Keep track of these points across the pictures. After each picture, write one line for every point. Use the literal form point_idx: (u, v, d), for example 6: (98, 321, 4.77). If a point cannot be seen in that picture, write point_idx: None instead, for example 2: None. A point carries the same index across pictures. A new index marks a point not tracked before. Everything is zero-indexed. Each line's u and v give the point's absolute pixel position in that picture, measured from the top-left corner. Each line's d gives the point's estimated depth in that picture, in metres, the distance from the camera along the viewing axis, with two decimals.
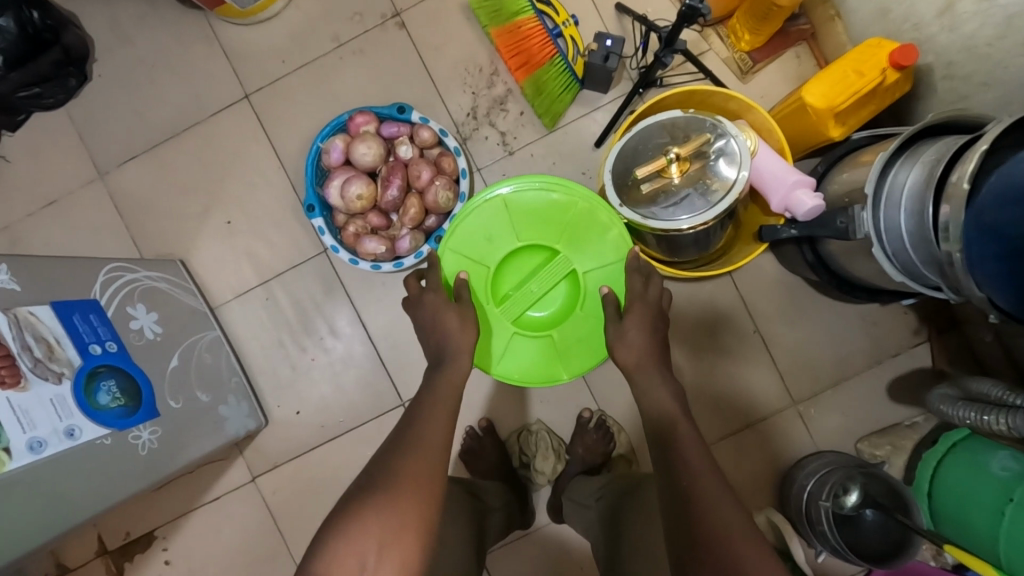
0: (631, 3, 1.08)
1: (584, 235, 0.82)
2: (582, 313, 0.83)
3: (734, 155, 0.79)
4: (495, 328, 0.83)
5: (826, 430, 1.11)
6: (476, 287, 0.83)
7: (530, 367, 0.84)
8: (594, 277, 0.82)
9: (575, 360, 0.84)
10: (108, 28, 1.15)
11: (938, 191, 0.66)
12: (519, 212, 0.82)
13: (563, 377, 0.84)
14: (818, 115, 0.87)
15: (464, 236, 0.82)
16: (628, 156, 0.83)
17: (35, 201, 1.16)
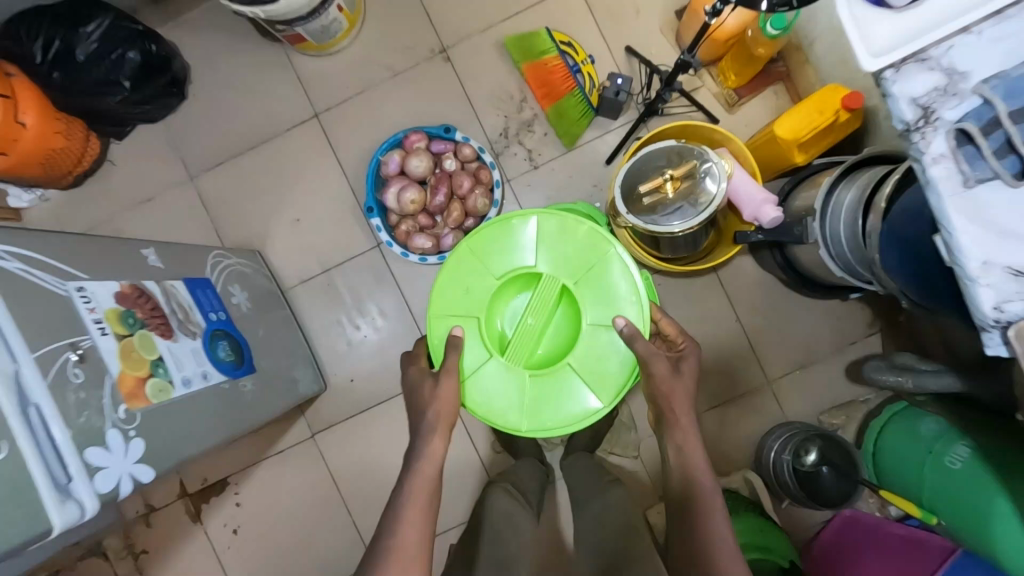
0: (638, 45, 1.31)
1: (560, 256, 0.89)
2: (588, 331, 0.87)
3: (717, 175, 1.00)
4: (507, 381, 0.87)
5: (794, 404, 1.32)
6: (477, 347, 0.88)
7: (561, 408, 0.86)
8: (587, 291, 0.88)
9: (604, 384, 0.87)
10: (199, 53, 1.36)
11: (864, 206, 0.89)
12: (486, 262, 0.90)
13: (599, 402, 0.87)
14: (786, 145, 1.09)
15: (444, 296, 0.89)
16: (632, 175, 1.05)
17: (135, 198, 1.38)
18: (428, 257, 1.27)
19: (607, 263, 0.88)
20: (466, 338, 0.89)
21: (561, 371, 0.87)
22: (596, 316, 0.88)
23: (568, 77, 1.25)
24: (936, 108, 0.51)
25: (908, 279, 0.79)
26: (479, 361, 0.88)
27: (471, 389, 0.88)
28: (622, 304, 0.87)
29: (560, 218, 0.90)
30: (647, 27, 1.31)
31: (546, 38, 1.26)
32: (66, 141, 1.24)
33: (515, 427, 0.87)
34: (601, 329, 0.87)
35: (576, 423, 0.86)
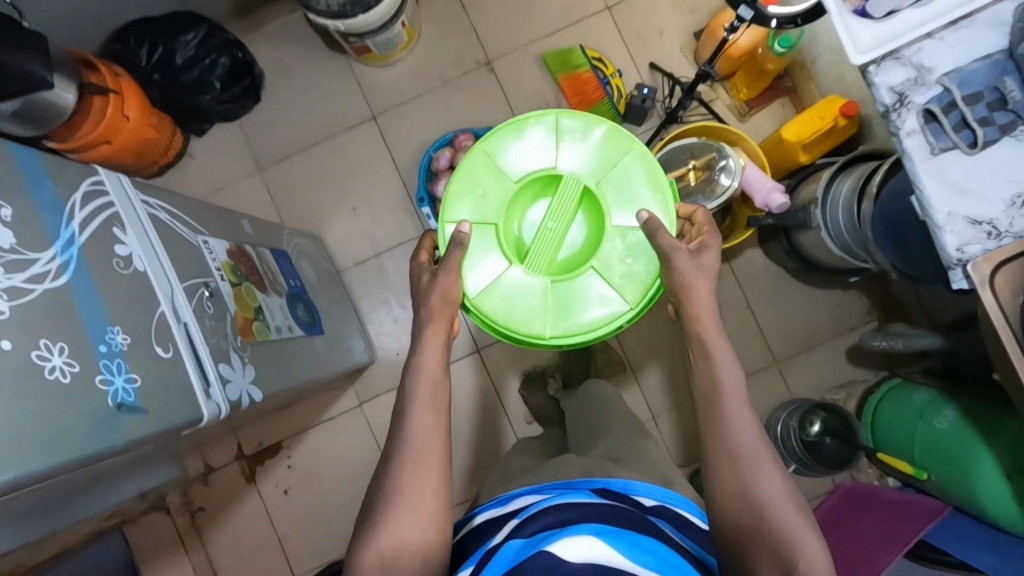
0: (661, 62, 1.49)
1: (579, 157, 0.92)
2: (612, 231, 0.90)
3: (732, 170, 1.15)
4: (530, 284, 0.90)
5: (800, 383, 1.45)
6: (501, 247, 0.90)
7: (585, 309, 0.90)
8: (606, 191, 0.91)
9: (627, 285, 0.90)
10: (274, 62, 1.54)
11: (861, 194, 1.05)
12: (505, 163, 0.92)
13: (624, 304, 0.90)
14: (791, 147, 1.26)
15: (462, 199, 0.92)
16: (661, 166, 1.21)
17: (211, 187, 1.55)
18: None
19: (627, 165, 0.92)
20: (488, 239, 0.91)
21: (586, 272, 0.90)
22: (619, 216, 0.91)
23: (599, 88, 1.42)
24: (909, 95, 0.67)
25: (896, 250, 0.95)
26: (501, 262, 0.90)
27: (494, 293, 0.90)
28: (644, 205, 0.91)
29: (580, 119, 0.93)
30: (669, 46, 1.49)
31: (580, 54, 1.45)
32: (156, 134, 1.41)
33: (538, 331, 0.90)
34: (625, 229, 0.91)
35: (599, 326, 0.90)
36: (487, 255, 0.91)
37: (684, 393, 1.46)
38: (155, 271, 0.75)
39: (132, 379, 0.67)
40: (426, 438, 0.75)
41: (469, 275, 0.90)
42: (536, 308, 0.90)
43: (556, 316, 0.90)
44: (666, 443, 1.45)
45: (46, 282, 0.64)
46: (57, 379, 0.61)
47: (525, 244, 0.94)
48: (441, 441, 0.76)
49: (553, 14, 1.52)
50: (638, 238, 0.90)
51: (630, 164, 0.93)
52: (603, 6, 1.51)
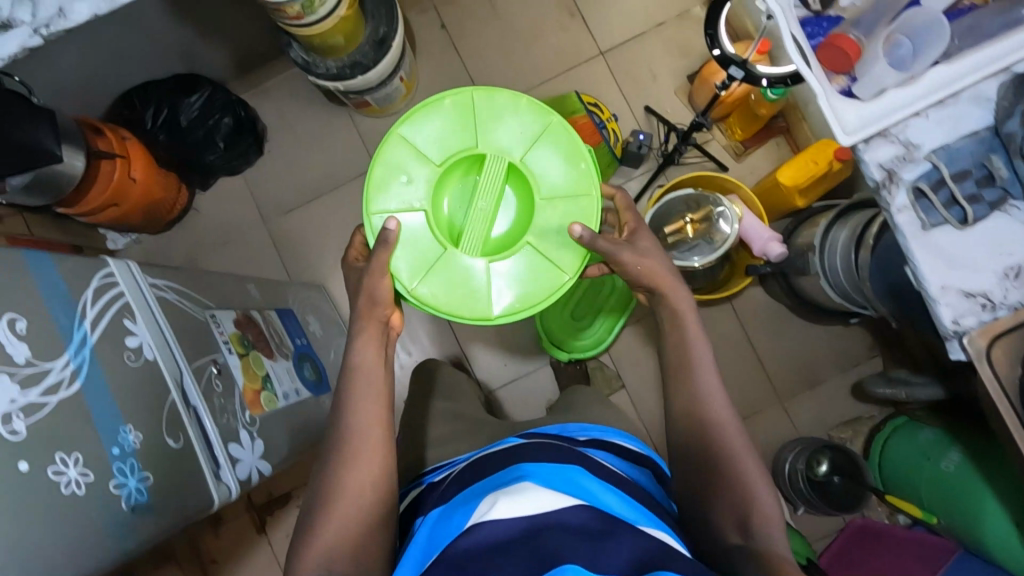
0: (655, 105, 1.51)
1: (497, 133, 0.94)
2: (541, 204, 0.94)
3: (729, 219, 1.16)
4: (467, 266, 0.93)
5: (807, 420, 1.45)
6: (434, 234, 0.92)
7: (526, 285, 0.93)
8: (529, 164, 0.94)
9: (561, 254, 0.94)
10: (276, 116, 1.58)
11: (858, 241, 1.05)
12: (424, 148, 0.94)
13: (564, 277, 0.94)
14: (788, 190, 1.28)
15: (386, 190, 0.93)
16: (659, 218, 1.21)
17: (217, 240, 1.58)
18: None
19: (545, 136, 0.95)
20: (420, 228, 0.93)
21: (523, 247, 0.93)
22: (546, 190, 0.94)
23: (595, 132, 1.41)
24: (898, 171, 0.68)
25: (893, 303, 0.96)
26: (436, 248, 0.92)
27: (433, 278, 0.93)
28: (568, 176, 0.95)
29: (492, 95, 0.95)
30: (663, 90, 1.52)
31: (575, 99, 1.45)
32: (162, 191, 1.44)
33: (483, 310, 0.93)
34: (554, 201, 0.94)
35: (541, 297, 0.94)
36: (421, 243, 0.92)
37: None
38: (166, 358, 0.77)
39: (144, 478, 0.70)
40: (372, 416, 0.83)
41: (405, 265, 0.92)
42: (478, 288, 0.93)
43: (498, 294, 0.93)
44: None
45: (61, 391, 0.65)
46: (73, 492, 0.63)
47: (458, 227, 0.96)
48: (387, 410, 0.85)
49: (550, 60, 1.55)
50: (567, 208, 0.94)
51: (549, 136, 0.95)
52: (597, 51, 1.54)
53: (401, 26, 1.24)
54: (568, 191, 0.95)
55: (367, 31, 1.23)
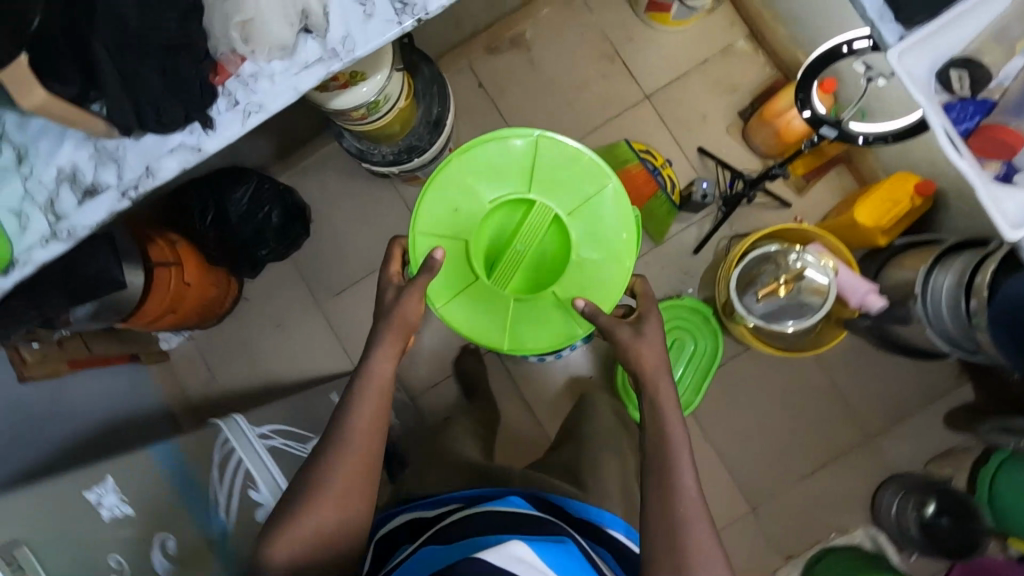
0: (708, 146, 1.47)
1: (551, 182, 0.95)
2: (574, 264, 0.96)
3: (820, 274, 1.12)
4: (489, 301, 0.96)
5: (901, 457, 1.41)
6: (465, 263, 0.95)
7: (538, 332, 0.96)
8: (576, 222, 0.95)
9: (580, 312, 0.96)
10: (319, 195, 1.54)
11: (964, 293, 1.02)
12: (480, 180, 0.96)
13: (579, 334, 0.97)
14: (868, 230, 1.23)
15: (431, 213, 0.96)
16: (746, 279, 1.19)
17: (272, 328, 1.54)
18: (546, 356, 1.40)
19: (595, 196, 0.96)
20: (454, 255, 0.95)
21: (545, 298, 0.96)
22: (584, 250, 0.96)
23: (651, 179, 1.35)
24: None
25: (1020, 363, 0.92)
26: (464, 276, 0.95)
27: (459, 305, 0.96)
28: (611, 241, 0.96)
29: (558, 143, 0.96)
30: (715, 129, 1.47)
31: (626, 148, 1.40)
32: (214, 290, 1.40)
33: (498, 343, 0.96)
34: (586, 264, 0.96)
35: (551, 347, 0.97)
36: (452, 269, 0.95)
37: (777, 476, 1.43)
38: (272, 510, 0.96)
39: None
40: (363, 439, 0.82)
41: (434, 287, 0.96)
42: (493, 324, 0.96)
43: (512, 335, 0.97)
44: (770, 533, 1.42)
45: None
46: None
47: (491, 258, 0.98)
48: (380, 438, 0.84)
49: (595, 109, 1.50)
50: (599, 273, 0.96)
51: (600, 199, 0.96)
52: (643, 96, 1.49)
53: (454, 104, 1.20)
54: (604, 253, 0.96)
55: (420, 113, 1.19)
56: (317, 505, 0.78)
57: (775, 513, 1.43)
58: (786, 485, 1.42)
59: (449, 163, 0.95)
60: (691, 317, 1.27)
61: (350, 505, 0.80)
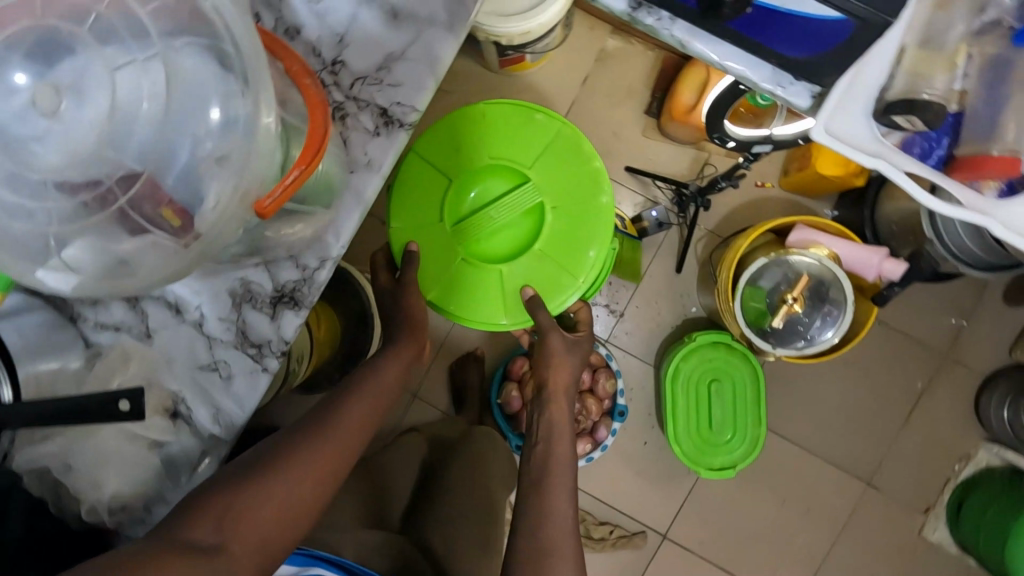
0: (632, 157, 1.33)
1: (548, 171, 0.91)
2: (533, 256, 0.90)
3: (823, 268, 1.00)
4: (440, 240, 0.90)
5: (979, 358, 1.30)
6: (439, 200, 0.91)
7: (470, 298, 0.90)
8: (555, 218, 0.90)
9: (510, 296, 0.91)
10: None
11: (995, 241, 0.89)
12: (491, 133, 0.91)
13: (502, 321, 0.91)
14: (842, 178, 1.11)
15: (433, 145, 0.92)
16: (753, 307, 1.05)
17: None
18: (593, 454, 1.27)
19: (584, 206, 0.91)
20: (432, 189, 0.91)
21: (492, 270, 0.90)
22: (548, 250, 0.90)
23: None
24: None
25: None
26: (429, 213, 0.91)
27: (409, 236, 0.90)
28: (577, 254, 0.90)
29: (578, 143, 0.91)
30: (630, 138, 1.33)
31: None
32: None
33: (423, 287, 0.90)
34: (541, 264, 0.90)
35: (476, 313, 0.91)
36: (421, 201, 0.91)
37: (871, 439, 1.32)
38: None
39: None
40: (350, 419, 0.63)
41: (399, 212, 0.91)
42: (430, 269, 0.90)
43: (445, 288, 0.90)
44: (893, 497, 1.31)
45: None
46: None
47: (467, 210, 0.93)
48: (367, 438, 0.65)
49: None
50: (550, 281, 0.91)
51: (585, 208, 0.91)
52: None
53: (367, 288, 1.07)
54: (562, 261, 0.90)
55: (342, 314, 1.07)
56: (277, 471, 0.56)
57: (889, 476, 1.31)
58: (888, 442, 1.31)
59: (465, 112, 0.92)
60: (715, 352, 1.16)
61: (318, 490, 0.57)
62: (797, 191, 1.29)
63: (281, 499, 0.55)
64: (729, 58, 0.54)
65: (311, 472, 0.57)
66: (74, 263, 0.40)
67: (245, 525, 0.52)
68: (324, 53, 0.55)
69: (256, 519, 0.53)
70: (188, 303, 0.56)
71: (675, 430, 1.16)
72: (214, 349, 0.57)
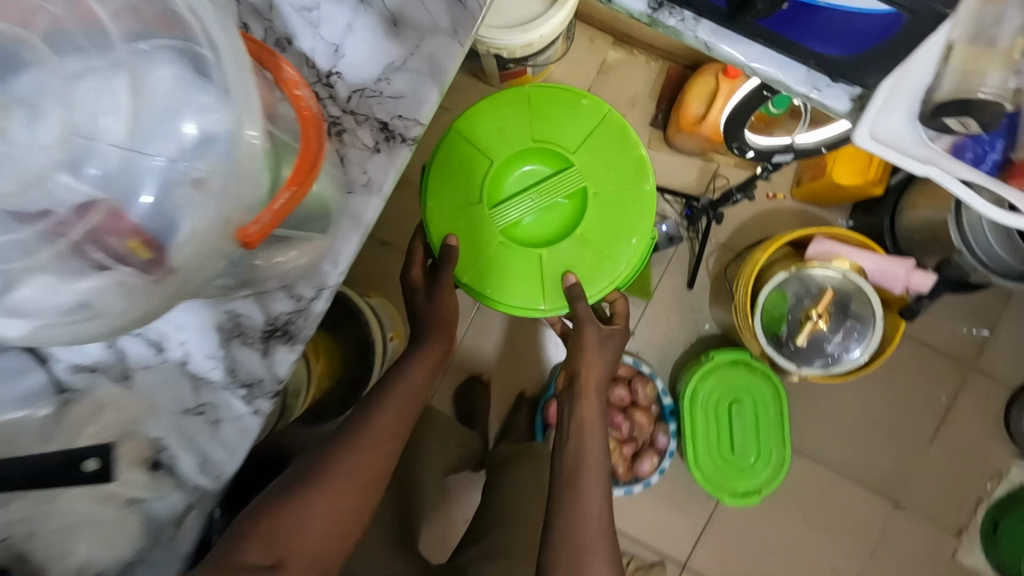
0: None
1: (592, 156, 0.87)
2: (574, 241, 0.86)
3: (847, 281, 0.95)
4: (476, 221, 0.86)
5: (1006, 370, 1.25)
6: (478, 180, 0.87)
7: (506, 281, 0.86)
8: (597, 204, 0.86)
9: (551, 283, 0.86)
10: None
11: None
12: (532, 114, 0.87)
13: (539, 307, 0.86)
14: (860, 187, 1.07)
15: (472, 123, 0.87)
16: (775, 322, 0.99)
17: None
18: (663, 463, 1.19)
19: (628, 192, 0.87)
20: (471, 169, 0.87)
21: (529, 254, 0.86)
22: (590, 236, 0.86)
23: None
24: None
25: None
26: (467, 192, 0.86)
27: (444, 217, 0.86)
28: (619, 243, 0.86)
29: (622, 130, 0.87)
30: None
31: None
32: None
33: (461, 272, 0.86)
34: (582, 250, 0.86)
35: (513, 299, 0.86)
36: (459, 181, 0.87)
37: (897, 457, 1.26)
38: None
39: None
40: (387, 416, 0.64)
41: (435, 191, 0.86)
42: (466, 251, 0.86)
43: (481, 271, 0.86)
44: (923, 518, 1.25)
45: None
46: None
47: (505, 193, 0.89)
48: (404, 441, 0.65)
49: None
50: (590, 269, 0.86)
51: (628, 196, 0.87)
52: None
53: (367, 314, 1.02)
54: (604, 249, 0.86)
55: (342, 341, 1.03)
56: (312, 487, 0.56)
57: (918, 497, 1.25)
58: (915, 461, 1.25)
59: (508, 92, 0.87)
60: (736, 372, 1.11)
61: (359, 495, 0.58)
62: (809, 202, 1.25)
63: (326, 514, 0.56)
64: (757, 60, 0.49)
65: (354, 482, 0.58)
66: (28, 304, 0.36)
67: (296, 546, 0.54)
68: (318, 64, 0.51)
69: (309, 532, 0.54)
70: (170, 339, 0.51)
71: (695, 455, 1.10)
72: (200, 390, 0.51)
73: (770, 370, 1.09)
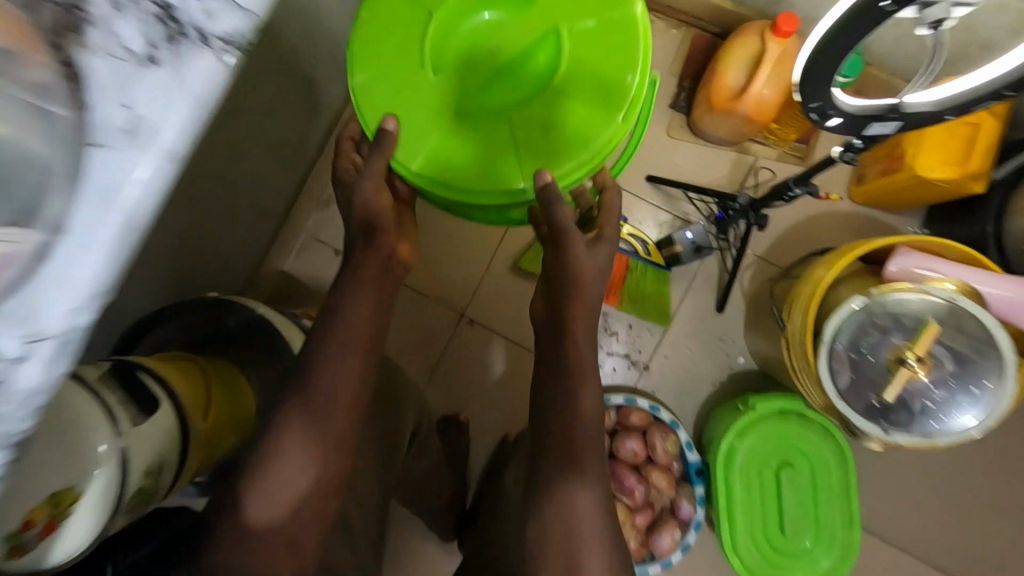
0: (657, 165, 1.02)
1: None
2: (550, 97, 0.60)
3: (955, 308, 0.68)
4: (422, 93, 0.61)
5: None
6: (415, 40, 0.61)
7: (472, 168, 0.60)
8: (573, 44, 0.60)
9: (528, 151, 0.60)
10: None
11: None
12: None
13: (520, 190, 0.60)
14: (954, 182, 0.82)
15: None
16: (853, 367, 0.71)
17: None
18: (687, 538, 0.92)
19: (611, 22, 0.60)
20: (403, 28, 0.62)
21: (494, 126, 0.60)
22: (570, 84, 0.59)
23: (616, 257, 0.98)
24: None
25: None
26: (402, 60, 0.61)
27: (380, 95, 0.61)
28: (611, 87, 0.59)
29: None
30: (654, 140, 1.03)
31: None
32: None
33: (406, 163, 0.60)
34: (565, 107, 0.59)
35: (481, 188, 0.60)
36: (390, 47, 0.61)
37: (995, 536, 0.96)
38: None
39: None
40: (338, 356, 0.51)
41: (365, 59, 0.61)
42: (413, 136, 0.61)
43: (434, 160, 0.61)
44: None
45: None
46: None
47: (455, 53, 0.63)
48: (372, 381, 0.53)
49: None
50: (578, 127, 0.59)
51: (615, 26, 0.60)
52: None
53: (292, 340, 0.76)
54: (592, 100, 0.59)
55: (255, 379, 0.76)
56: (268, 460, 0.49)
57: None
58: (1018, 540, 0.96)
59: None
60: (785, 423, 0.85)
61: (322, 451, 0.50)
62: (871, 205, 0.99)
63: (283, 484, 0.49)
64: None
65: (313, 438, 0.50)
66: None
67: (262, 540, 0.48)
68: None
69: (270, 522, 0.48)
70: None
71: (732, 534, 0.82)
72: None
73: (831, 425, 0.83)
